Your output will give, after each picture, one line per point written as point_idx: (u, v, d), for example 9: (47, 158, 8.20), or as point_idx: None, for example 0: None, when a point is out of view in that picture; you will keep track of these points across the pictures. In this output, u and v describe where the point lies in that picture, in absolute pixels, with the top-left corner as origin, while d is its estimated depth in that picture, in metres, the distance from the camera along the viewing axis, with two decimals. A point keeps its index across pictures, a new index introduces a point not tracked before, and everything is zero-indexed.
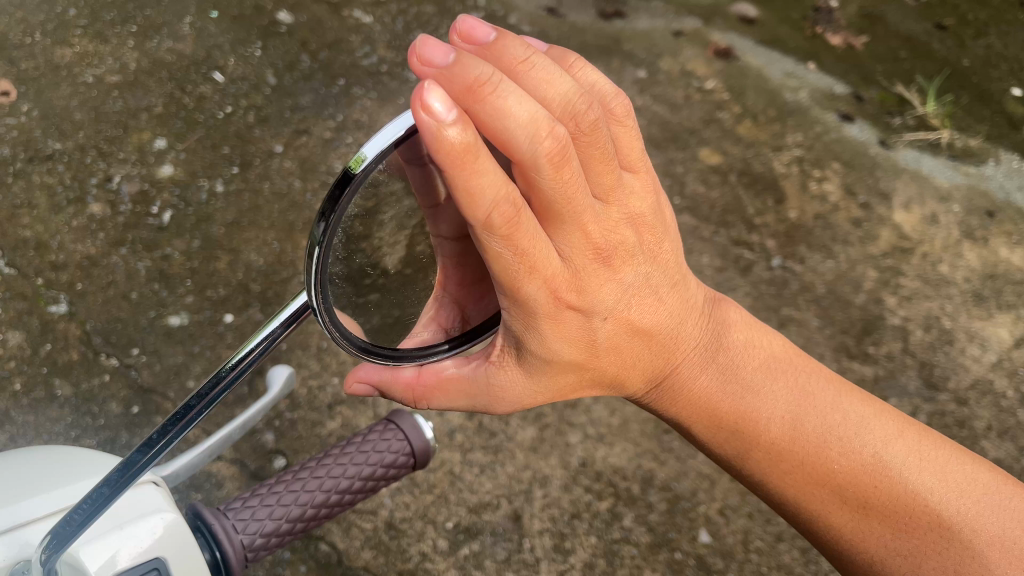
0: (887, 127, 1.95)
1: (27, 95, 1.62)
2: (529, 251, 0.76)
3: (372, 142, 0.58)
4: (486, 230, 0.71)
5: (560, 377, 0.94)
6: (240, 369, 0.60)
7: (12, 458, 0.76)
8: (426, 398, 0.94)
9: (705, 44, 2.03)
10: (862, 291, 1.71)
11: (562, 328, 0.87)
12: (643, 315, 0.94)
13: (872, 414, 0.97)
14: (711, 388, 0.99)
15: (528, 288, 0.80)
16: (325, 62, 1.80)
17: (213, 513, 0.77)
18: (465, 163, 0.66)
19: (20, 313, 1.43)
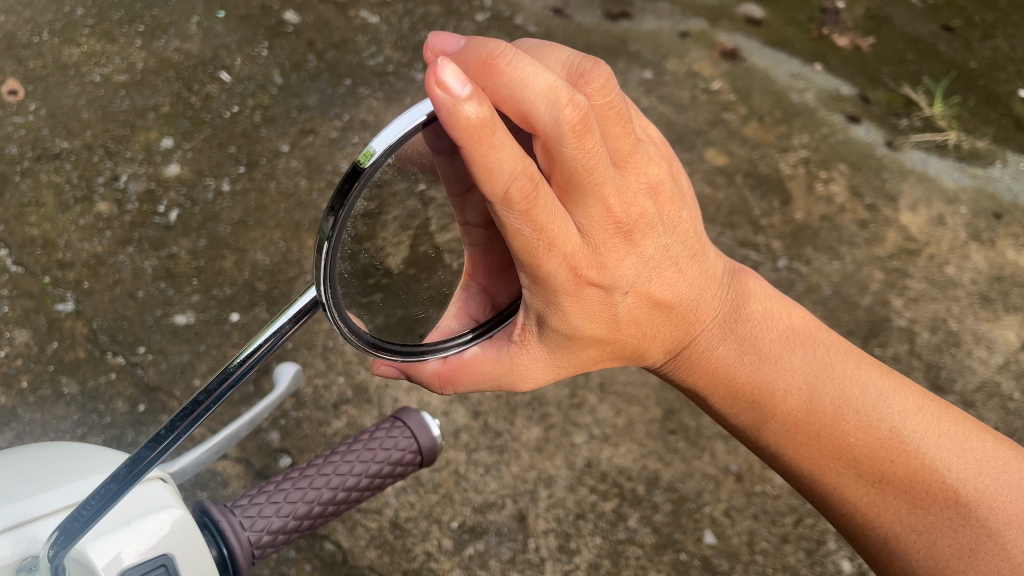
0: (894, 128, 1.95)
1: (35, 94, 1.62)
2: (549, 226, 0.75)
3: (380, 135, 0.58)
4: (506, 207, 0.71)
5: (583, 350, 0.94)
6: (247, 365, 0.60)
7: (18, 456, 0.76)
8: (451, 384, 0.94)
9: (711, 45, 2.03)
10: (868, 293, 1.71)
11: (584, 304, 0.87)
12: (664, 286, 0.94)
13: (891, 389, 0.95)
14: (730, 358, 0.99)
15: (552, 263, 0.79)
16: (332, 62, 1.81)
17: (221, 509, 0.78)
18: (482, 138, 0.65)
19: (27, 311, 1.44)
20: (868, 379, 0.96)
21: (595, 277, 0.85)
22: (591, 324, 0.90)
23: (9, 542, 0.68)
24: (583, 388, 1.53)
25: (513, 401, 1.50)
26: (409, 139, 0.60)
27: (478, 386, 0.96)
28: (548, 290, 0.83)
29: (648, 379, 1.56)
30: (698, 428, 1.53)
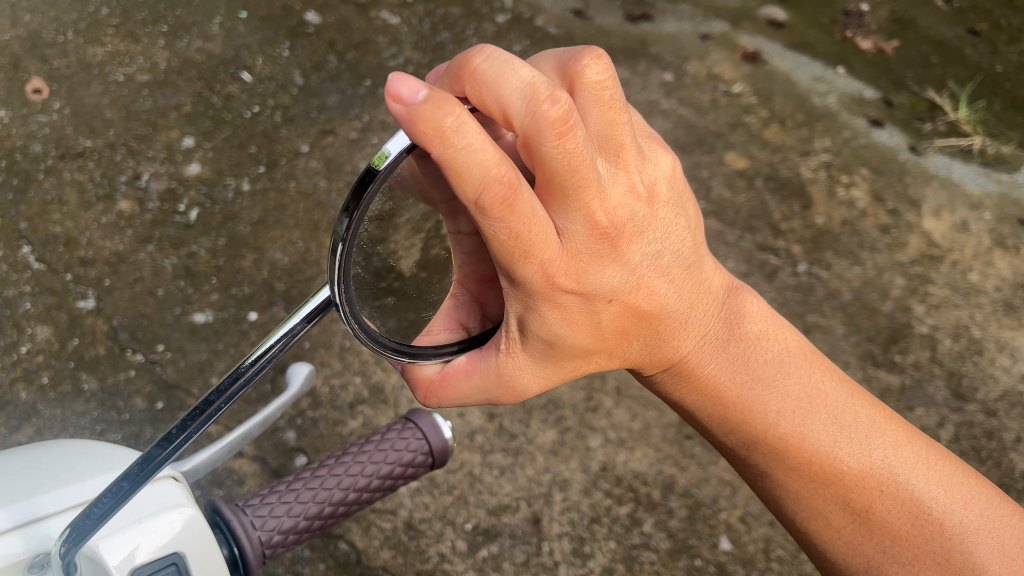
0: (917, 133, 1.93)
1: (59, 93, 1.64)
2: (527, 231, 0.74)
3: (394, 140, 0.61)
4: (483, 211, 0.70)
5: (564, 362, 0.90)
6: (258, 364, 0.61)
7: (31, 455, 0.77)
8: (438, 394, 0.91)
9: (733, 48, 2.02)
10: (889, 299, 1.69)
11: (562, 310, 0.84)
12: (656, 293, 0.91)
13: (880, 419, 0.96)
14: (722, 376, 0.96)
15: (527, 266, 0.77)
16: (352, 63, 1.81)
17: (230, 508, 0.78)
18: (445, 142, 0.65)
19: (49, 308, 1.45)
20: (860, 409, 0.96)
21: (573, 282, 0.82)
22: (572, 334, 0.87)
23: (23, 538, 0.69)
24: (599, 391, 1.52)
25: (529, 403, 1.49)
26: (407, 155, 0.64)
27: (461, 400, 0.92)
28: (524, 292, 0.81)
29: None
30: None
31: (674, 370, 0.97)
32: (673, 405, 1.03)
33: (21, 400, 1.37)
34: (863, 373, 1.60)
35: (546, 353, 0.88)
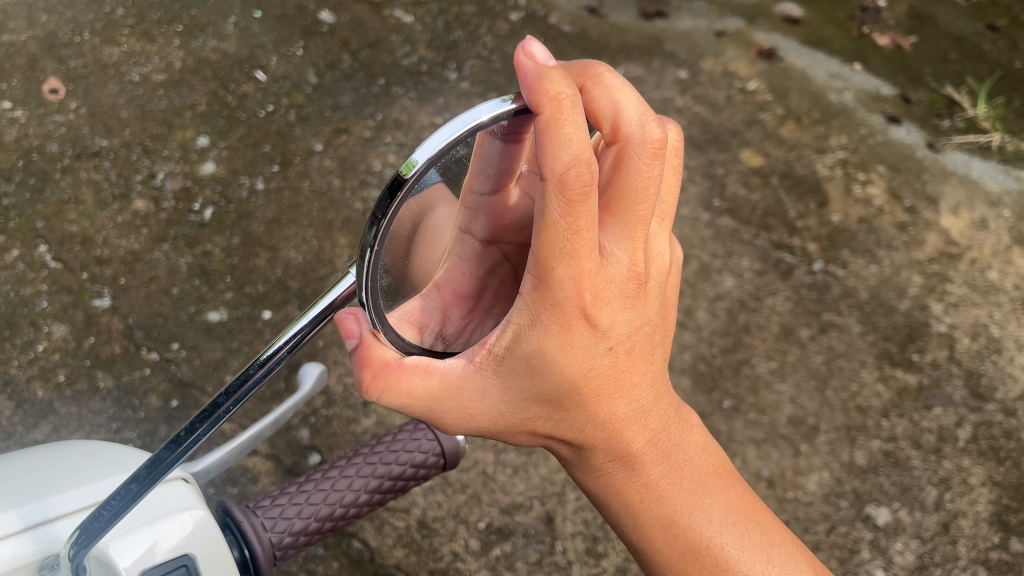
0: (936, 130, 1.90)
1: (75, 93, 1.65)
2: (583, 232, 0.71)
3: (424, 147, 0.58)
4: (552, 192, 0.68)
5: (529, 406, 0.85)
6: (268, 366, 0.61)
7: (41, 457, 0.78)
8: (390, 384, 0.78)
9: (748, 45, 2.00)
10: (906, 297, 1.68)
11: (562, 341, 0.80)
12: (636, 373, 0.91)
13: (804, 557, 0.96)
14: (667, 478, 0.95)
15: (559, 269, 0.74)
16: (366, 62, 1.81)
17: (241, 508, 0.79)
18: (559, 109, 0.67)
19: (65, 306, 1.45)
20: (787, 541, 0.96)
21: (581, 324, 0.80)
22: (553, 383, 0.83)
23: (32, 540, 0.69)
24: None
25: None
26: (454, 151, 0.61)
27: (402, 405, 0.80)
28: (542, 309, 0.77)
29: (680, 382, 1.53)
30: (729, 432, 1.51)
31: (622, 463, 0.93)
32: (598, 492, 0.96)
33: (37, 398, 1.38)
34: (880, 373, 1.59)
35: (513, 392, 0.83)
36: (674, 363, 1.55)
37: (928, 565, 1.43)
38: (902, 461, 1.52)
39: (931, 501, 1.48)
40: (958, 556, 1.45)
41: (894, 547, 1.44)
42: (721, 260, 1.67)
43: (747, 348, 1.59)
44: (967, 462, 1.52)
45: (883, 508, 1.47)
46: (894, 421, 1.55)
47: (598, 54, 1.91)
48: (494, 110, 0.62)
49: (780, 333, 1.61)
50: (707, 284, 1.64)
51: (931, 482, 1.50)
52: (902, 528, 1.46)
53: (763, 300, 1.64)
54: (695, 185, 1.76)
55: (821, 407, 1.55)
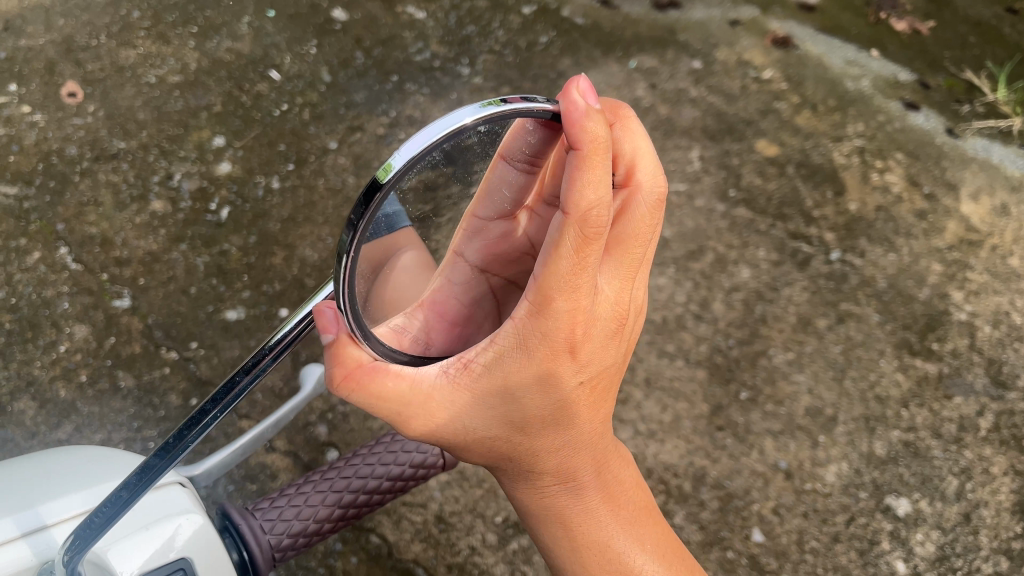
0: (955, 115, 1.88)
1: (93, 96, 1.67)
2: (577, 288, 0.73)
3: (401, 151, 0.60)
4: (569, 227, 0.69)
5: (495, 428, 0.85)
6: (250, 374, 0.69)
7: (29, 466, 0.81)
8: (356, 384, 0.78)
9: (763, 33, 1.98)
10: (925, 286, 1.66)
11: (547, 377, 0.81)
12: (596, 422, 0.92)
13: None
14: (599, 510, 0.97)
15: (559, 301, 0.73)
16: (379, 59, 1.82)
17: (243, 510, 0.88)
18: (593, 163, 0.67)
19: (86, 307, 1.48)
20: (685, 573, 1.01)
21: (565, 361, 0.80)
22: (522, 417, 0.84)
23: (30, 545, 0.72)
24: (629, 383, 1.51)
25: None
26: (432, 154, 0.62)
27: (369, 406, 0.79)
28: (532, 342, 0.77)
29: (696, 374, 1.54)
30: (746, 424, 1.50)
31: (564, 485, 0.94)
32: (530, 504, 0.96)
33: (60, 398, 1.40)
34: (899, 362, 1.58)
35: (486, 413, 0.83)
36: (690, 356, 1.55)
37: (948, 556, 1.43)
38: (923, 451, 1.50)
39: (952, 491, 1.47)
40: (979, 546, 1.44)
41: (914, 538, 1.44)
42: (737, 251, 1.67)
43: (764, 339, 1.58)
44: (989, 452, 1.51)
45: (903, 498, 1.47)
46: (914, 411, 1.53)
47: (612, 47, 1.91)
48: (475, 113, 0.62)
49: (797, 324, 1.60)
50: (724, 275, 1.64)
51: (951, 472, 1.49)
52: (923, 519, 1.45)
53: (780, 291, 1.63)
54: (710, 176, 1.75)
55: (839, 398, 1.54)
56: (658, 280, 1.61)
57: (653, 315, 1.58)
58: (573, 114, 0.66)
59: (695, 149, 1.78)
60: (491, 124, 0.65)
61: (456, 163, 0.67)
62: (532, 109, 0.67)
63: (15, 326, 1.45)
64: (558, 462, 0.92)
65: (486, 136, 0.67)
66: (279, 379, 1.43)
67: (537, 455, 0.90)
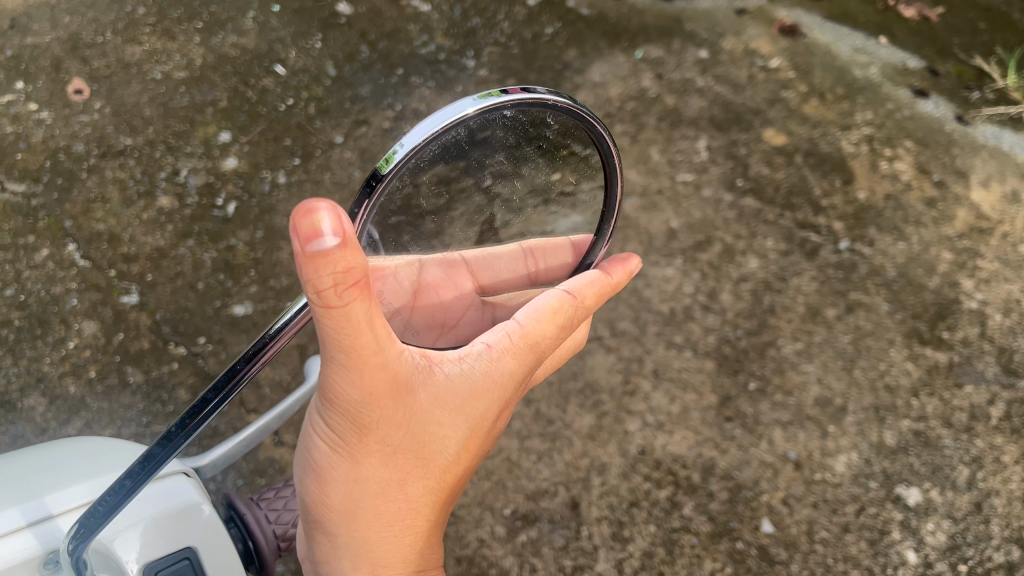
0: (965, 102, 1.86)
1: (99, 93, 1.68)
2: (538, 353, 0.91)
3: (408, 137, 0.67)
4: (563, 308, 0.93)
5: (421, 435, 0.83)
6: (251, 364, 0.69)
7: (21, 464, 0.82)
8: (363, 300, 0.65)
9: (770, 22, 1.97)
10: (935, 274, 1.65)
11: (485, 416, 0.89)
12: (457, 498, 0.95)
13: None
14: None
15: (528, 355, 0.90)
16: (384, 52, 1.82)
17: (248, 502, 1.00)
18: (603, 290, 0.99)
19: (94, 303, 1.48)
20: None
21: (496, 416, 0.92)
22: (440, 450, 0.86)
23: (35, 535, 0.73)
24: (636, 374, 1.51)
25: (565, 388, 1.49)
26: (438, 143, 0.69)
27: (351, 333, 0.67)
28: (503, 380, 0.88)
29: (704, 364, 1.53)
30: (755, 415, 1.50)
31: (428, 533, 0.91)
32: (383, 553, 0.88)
33: (70, 394, 1.41)
34: (909, 351, 1.57)
35: (425, 425, 0.82)
36: (698, 347, 1.55)
37: (959, 545, 1.42)
38: (933, 440, 1.50)
39: (963, 480, 1.47)
40: (991, 535, 1.43)
41: (924, 528, 1.43)
42: (745, 241, 1.66)
43: (772, 329, 1.57)
44: (1000, 441, 1.50)
45: (913, 488, 1.46)
46: (924, 401, 1.53)
47: (617, 37, 1.90)
48: (476, 104, 0.68)
49: (806, 314, 1.59)
50: (732, 265, 1.63)
51: (962, 461, 1.48)
52: (933, 508, 1.44)
53: (789, 281, 1.62)
54: (718, 166, 1.74)
55: (849, 387, 1.53)
56: (666, 271, 1.61)
57: (661, 306, 1.58)
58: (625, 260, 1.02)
59: (702, 140, 1.77)
60: (497, 115, 0.71)
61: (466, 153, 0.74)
62: (534, 99, 0.72)
63: (25, 323, 1.46)
64: (432, 508, 0.90)
65: (503, 126, 0.73)
66: (287, 374, 1.44)
67: (422, 504, 0.88)
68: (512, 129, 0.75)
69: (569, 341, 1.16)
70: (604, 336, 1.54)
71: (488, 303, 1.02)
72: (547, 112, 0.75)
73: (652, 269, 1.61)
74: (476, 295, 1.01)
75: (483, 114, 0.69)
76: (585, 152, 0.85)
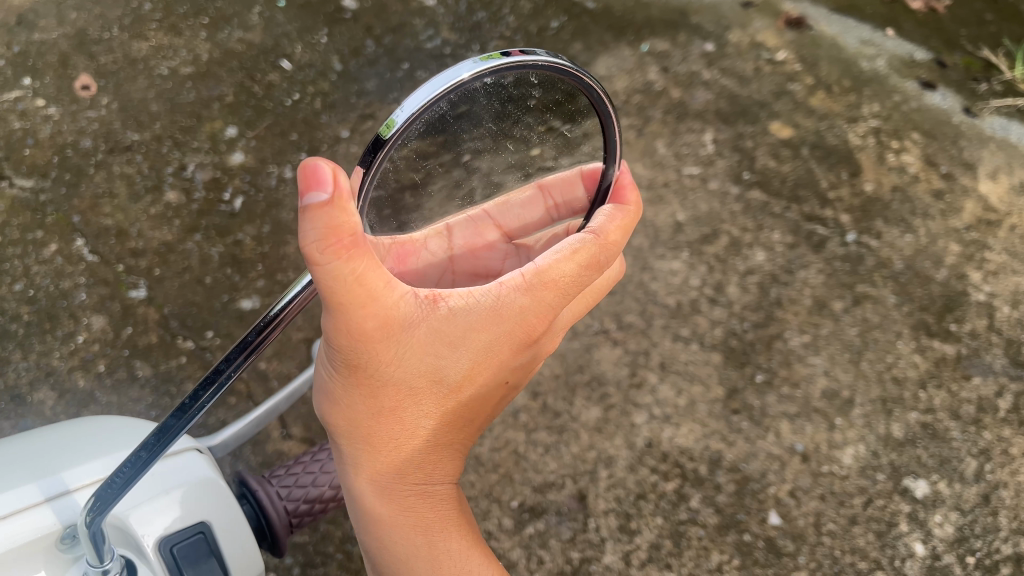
0: (972, 94, 1.85)
1: (106, 89, 1.68)
2: (558, 289, 0.87)
3: (404, 108, 0.67)
4: (586, 246, 0.88)
5: (423, 373, 0.84)
6: (263, 334, 0.69)
7: (30, 440, 0.84)
8: (342, 255, 0.67)
9: (776, 14, 1.96)
10: (943, 266, 1.64)
11: (499, 351, 0.87)
12: (471, 433, 0.96)
13: None
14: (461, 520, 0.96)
15: (546, 291, 0.86)
16: (389, 47, 1.82)
17: (260, 479, 1.02)
18: (626, 223, 0.92)
19: (102, 298, 1.49)
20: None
21: (515, 351, 0.90)
22: (443, 386, 0.86)
23: (54, 511, 0.76)
24: (643, 367, 1.52)
25: (572, 381, 1.49)
26: (435, 111, 0.68)
27: (338, 279, 0.69)
28: (513, 318, 0.85)
29: (711, 357, 1.53)
30: (762, 407, 1.50)
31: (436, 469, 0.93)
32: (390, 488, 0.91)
33: (79, 388, 1.42)
34: (916, 344, 1.56)
35: (424, 361, 0.83)
36: (705, 339, 1.55)
37: (967, 537, 1.42)
38: (941, 432, 1.49)
39: (971, 472, 1.46)
40: (999, 527, 1.43)
41: (932, 520, 1.43)
42: (752, 234, 1.66)
43: (780, 322, 1.57)
44: (1008, 433, 1.50)
45: (921, 480, 1.46)
46: (932, 393, 1.52)
47: (623, 31, 1.89)
48: (472, 69, 0.67)
49: (813, 307, 1.59)
50: (738, 258, 1.63)
51: (970, 453, 1.48)
52: (941, 501, 1.44)
53: (796, 273, 1.62)
54: (724, 159, 1.74)
55: (856, 379, 1.53)
56: (672, 264, 1.61)
57: (668, 300, 1.58)
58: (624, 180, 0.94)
59: (708, 133, 1.77)
60: (489, 82, 0.70)
61: (449, 126, 0.72)
62: (535, 64, 0.71)
63: (33, 318, 1.46)
64: (442, 443, 0.92)
65: (497, 96, 0.72)
66: (294, 366, 1.44)
67: (425, 433, 0.90)
68: (497, 99, 0.73)
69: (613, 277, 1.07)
70: (611, 329, 1.54)
71: (521, 246, 0.99)
72: (541, 84, 0.74)
73: (659, 263, 1.61)
74: (504, 242, 0.99)
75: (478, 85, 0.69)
76: (563, 128, 0.83)
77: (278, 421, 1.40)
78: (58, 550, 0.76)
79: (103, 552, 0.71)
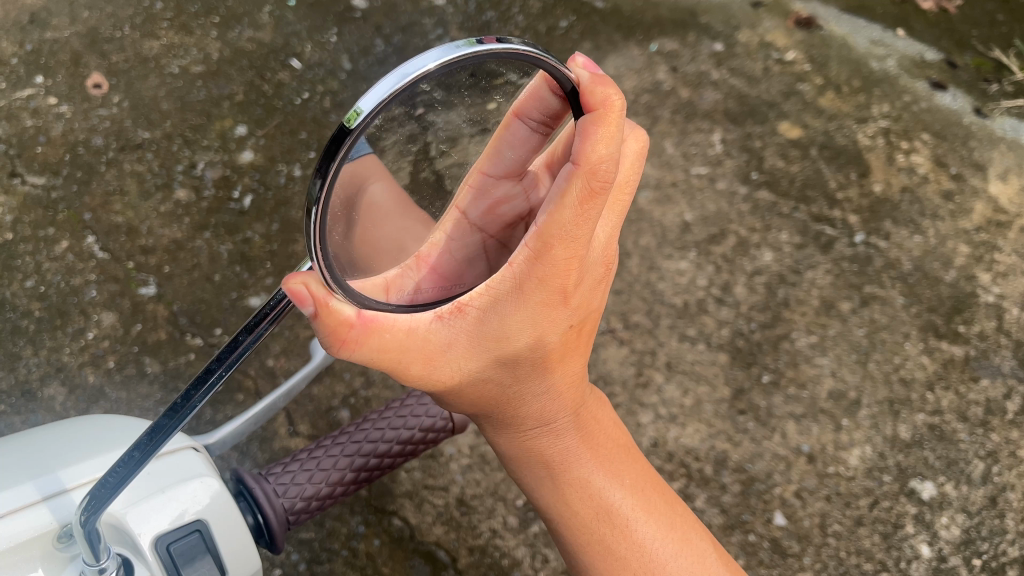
0: (983, 94, 1.84)
1: (118, 87, 1.69)
2: (571, 241, 0.77)
3: (369, 94, 0.58)
4: (579, 178, 0.73)
5: (491, 369, 0.89)
6: (254, 333, 0.68)
7: (31, 440, 0.85)
8: (354, 342, 0.75)
9: (785, 14, 1.95)
10: (952, 267, 1.64)
11: (543, 312, 0.85)
12: (568, 381, 1.01)
13: (664, 501, 1.09)
14: (576, 446, 1.04)
15: (556, 249, 0.77)
16: (399, 46, 1.83)
17: (257, 476, 1.01)
18: (610, 121, 0.73)
19: (113, 295, 1.50)
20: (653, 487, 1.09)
21: (563, 304, 0.86)
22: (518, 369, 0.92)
23: (51, 509, 0.77)
24: (649, 366, 1.52)
25: None
26: (401, 96, 0.59)
27: (370, 356, 0.77)
28: (536, 288, 0.81)
29: (717, 357, 1.53)
30: (768, 408, 1.50)
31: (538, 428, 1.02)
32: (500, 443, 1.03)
33: (89, 383, 1.43)
34: (924, 345, 1.56)
35: (489, 360, 0.88)
36: (711, 340, 1.55)
37: (974, 540, 1.42)
38: (948, 434, 1.49)
39: (978, 474, 1.46)
40: (1005, 529, 1.43)
41: (939, 522, 1.42)
42: (760, 234, 1.65)
43: (786, 323, 1.57)
44: (1016, 435, 1.50)
45: (927, 482, 1.45)
46: (939, 394, 1.52)
47: (632, 30, 1.89)
48: (438, 58, 0.59)
49: (820, 307, 1.59)
50: (746, 259, 1.63)
51: (977, 455, 1.48)
52: (948, 502, 1.44)
53: (803, 274, 1.62)
54: (732, 159, 1.74)
55: (863, 381, 1.53)
56: (679, 265, 1.61)
57: (674, 299, 1.58)
58: (593, 80, 0.74)
59: (716, 132, 1.77)
60: (456, 69, 0.62)
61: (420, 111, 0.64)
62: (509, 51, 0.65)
63: (45, 314, 1.47)
64: (538, 407, 1.00)
65: (468, 78, 0.66)
66: (300, 364, 1.45)
67: (523, 405, 0.98)
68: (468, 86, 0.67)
69: (638, 153, 0.91)
70: (617, 329, 1.54)
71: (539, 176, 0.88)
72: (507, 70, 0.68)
73: (666, 263, 1.61)
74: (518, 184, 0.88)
75: (448, 70, 0.61)
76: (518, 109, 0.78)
77: (285, 417, 1.41)
78: (56, 547, 0.77)
79: (98, 552, 0.71)
